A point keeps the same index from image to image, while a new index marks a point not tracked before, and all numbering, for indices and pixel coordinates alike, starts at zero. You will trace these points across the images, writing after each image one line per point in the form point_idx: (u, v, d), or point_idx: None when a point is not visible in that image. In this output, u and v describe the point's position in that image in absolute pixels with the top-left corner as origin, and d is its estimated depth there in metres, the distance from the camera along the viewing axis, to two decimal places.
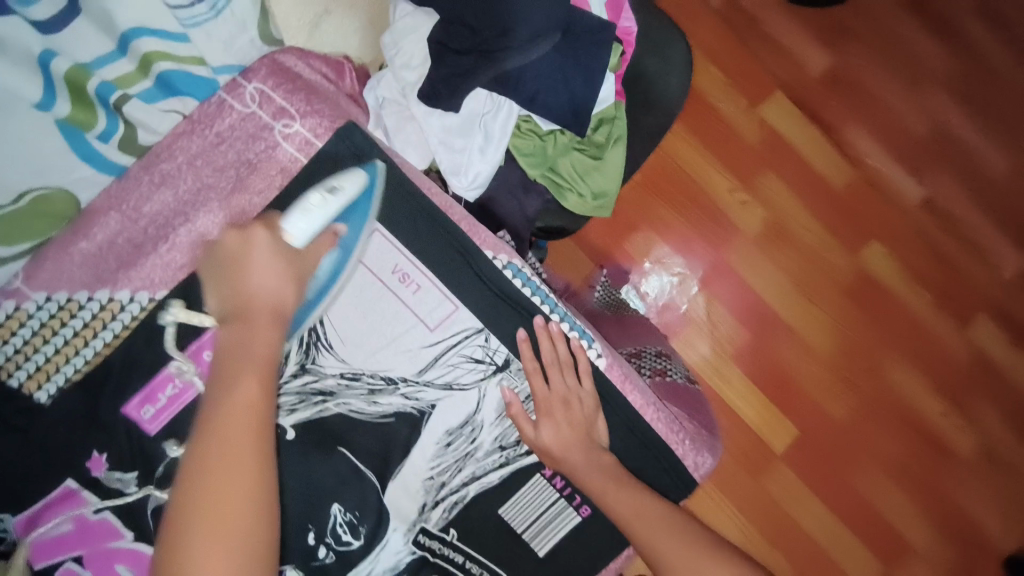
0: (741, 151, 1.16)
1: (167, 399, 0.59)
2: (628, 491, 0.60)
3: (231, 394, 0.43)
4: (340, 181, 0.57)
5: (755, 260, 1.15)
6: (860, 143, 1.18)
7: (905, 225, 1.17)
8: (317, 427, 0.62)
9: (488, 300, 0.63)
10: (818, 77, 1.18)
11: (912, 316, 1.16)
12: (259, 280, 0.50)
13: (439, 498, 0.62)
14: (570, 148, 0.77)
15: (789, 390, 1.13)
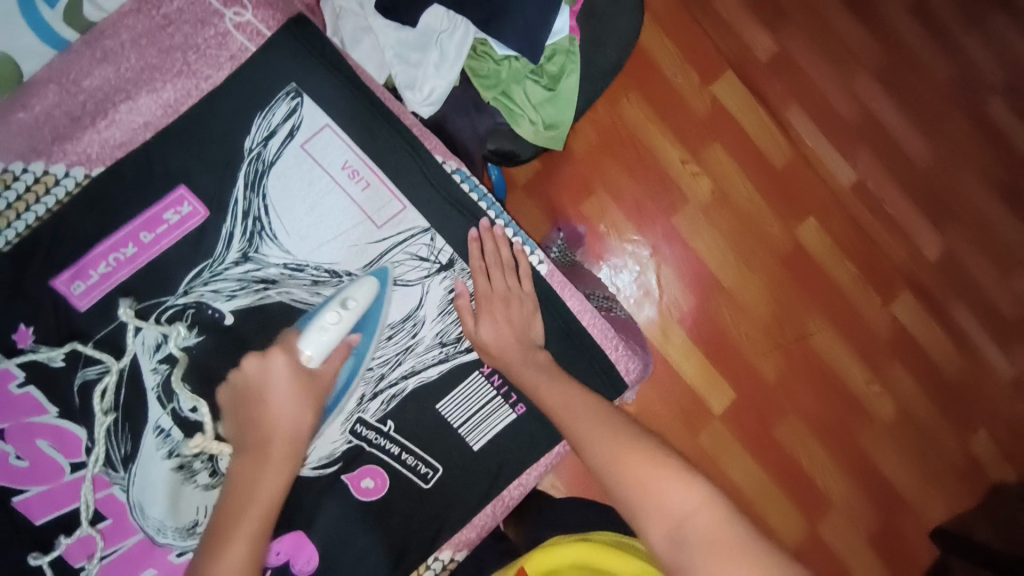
0: (690, 121, 1.21)
1: (100, 276, 0.59)
2: (559, 386, 0.60)
3: (224, 552, 0.48)
4: (353, 293, 0.59)
5: (700, 226, 1.21)
6: (797, 125, 1.26)
7: (835, 202, 1.26)
8: (258, 314, 0.62)
9: (435, 201, 0.65)
10: (761, 59, 1.26)
11: (840, 287, 1.24)
12: (278, 423, 0.54)
13: (377, 389, 0.64)
14: (524, 75, 0.79)
15: (726, 348, 1.19)
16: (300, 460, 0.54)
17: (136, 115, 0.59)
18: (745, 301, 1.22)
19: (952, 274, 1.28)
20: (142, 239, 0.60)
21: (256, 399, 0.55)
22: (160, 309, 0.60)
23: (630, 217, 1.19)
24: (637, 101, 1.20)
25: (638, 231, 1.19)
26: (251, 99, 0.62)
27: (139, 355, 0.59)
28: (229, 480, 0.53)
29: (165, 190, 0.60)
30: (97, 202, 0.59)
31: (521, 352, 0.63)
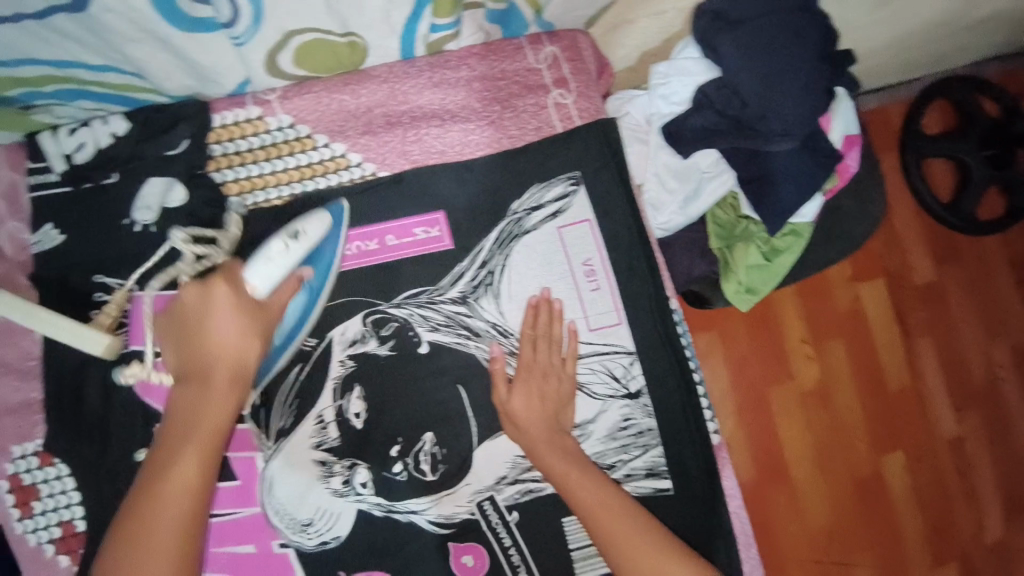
0: (828, 314, 1.21)
1: (338, 256, 0.62)
2: (625, 520, 0.55)
3: (175, 466, 0.48)
4: (303, 225, 0.55)
5: (793, 414, 1.18)
6: (925, 360, 1.24)
7: (931, 451, 1.23)
8: (450, 356, 0.62)
9: (649, 329, 0.65)
10: (918, 284, 1.25)
11: (900, 536, 1.20)
12: (221, 344, 0.50)
13: (519, 477, 0.63)
14: (757, 240, 0.79)
15: (769, 544, 1.15)
16: (247, 387, 0.52)
17: (438, 142, 0.64)
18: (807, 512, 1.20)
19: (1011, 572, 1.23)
20: (386, 242, 0.62)
21: (197, 325, 0.51)
22: (368, 310, 0.62)
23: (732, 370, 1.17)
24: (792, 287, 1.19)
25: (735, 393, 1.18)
26: (540, 167, 0.65)
27: (333, 343, 0.61)
28: (171, 406, 0.51)
29: (425, 209, 0.63)
30: (368, 199, 0.62)
31: (585, 468, 0.58)
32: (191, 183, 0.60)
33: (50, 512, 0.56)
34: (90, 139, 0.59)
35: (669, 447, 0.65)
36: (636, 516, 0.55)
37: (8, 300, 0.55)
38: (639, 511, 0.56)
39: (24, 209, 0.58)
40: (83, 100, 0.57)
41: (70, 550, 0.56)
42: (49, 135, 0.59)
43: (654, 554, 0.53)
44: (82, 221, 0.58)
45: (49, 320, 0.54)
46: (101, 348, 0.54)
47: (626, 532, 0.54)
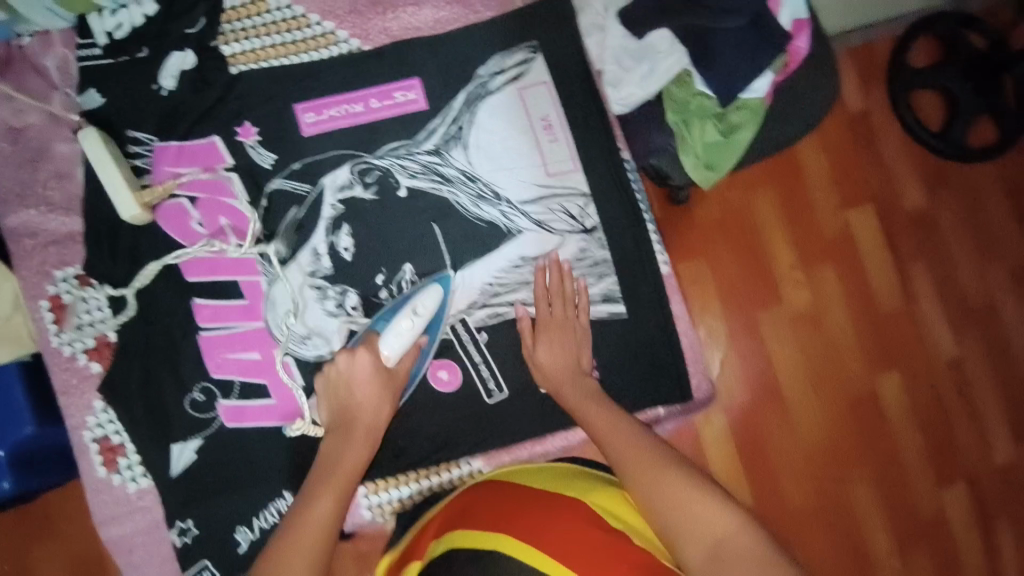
0: (816, 228, 1.15)
1: (330, 116, 0.71)
2: (598, 406, 0.65)
3: (315, 502, 0.57)
4: (422, 302, 0.66)
5: (785, 331, 1.15)
6: (920, 280, 1.16)
7: (928, 368, 1.15)
8: (425, 199, 0.72)
9: (603, 176, 0.74)
10: (908, 210, 1.16)
11: (899, 451, 1.14)
12: (362, 401, 0.62)
13: (488, 302, 0.72)
14: (709, 115, 0.85)
15: (761, 463, 1.13)
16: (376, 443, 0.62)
17: (413, 19, 0.73)
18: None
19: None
20: (369, 104, 0.72)
21: (344, 385, 0.63)
22: (354, 161, 0.71)
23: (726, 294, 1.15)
24: (774, 193, 1.15)
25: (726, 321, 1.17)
26: (504, 37, 0.74)
27: (326, 189, 0.70)
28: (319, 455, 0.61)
29: (402, 76, 0.72)
30: (352, 65, 0.72)
31: (600, 406, 0.65)
32: (203, 54, 0.70)
33: (86, 326, 0.68)
34: (126, 20, 0.70)
35: (623, 276, 0.73)
36: (640, 434, 0.61)
37: (95, 138, 0.66)
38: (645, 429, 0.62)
39: (73, 77, 0.70)
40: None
41: (100, 358, 0.68)
42: (95, 16, 0.70)
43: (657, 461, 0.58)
44: (118, 87, 0.70)
45: (110, 173, 0.66)
46: (131, 217, 0.66)
47: (633, 447, 0.60)
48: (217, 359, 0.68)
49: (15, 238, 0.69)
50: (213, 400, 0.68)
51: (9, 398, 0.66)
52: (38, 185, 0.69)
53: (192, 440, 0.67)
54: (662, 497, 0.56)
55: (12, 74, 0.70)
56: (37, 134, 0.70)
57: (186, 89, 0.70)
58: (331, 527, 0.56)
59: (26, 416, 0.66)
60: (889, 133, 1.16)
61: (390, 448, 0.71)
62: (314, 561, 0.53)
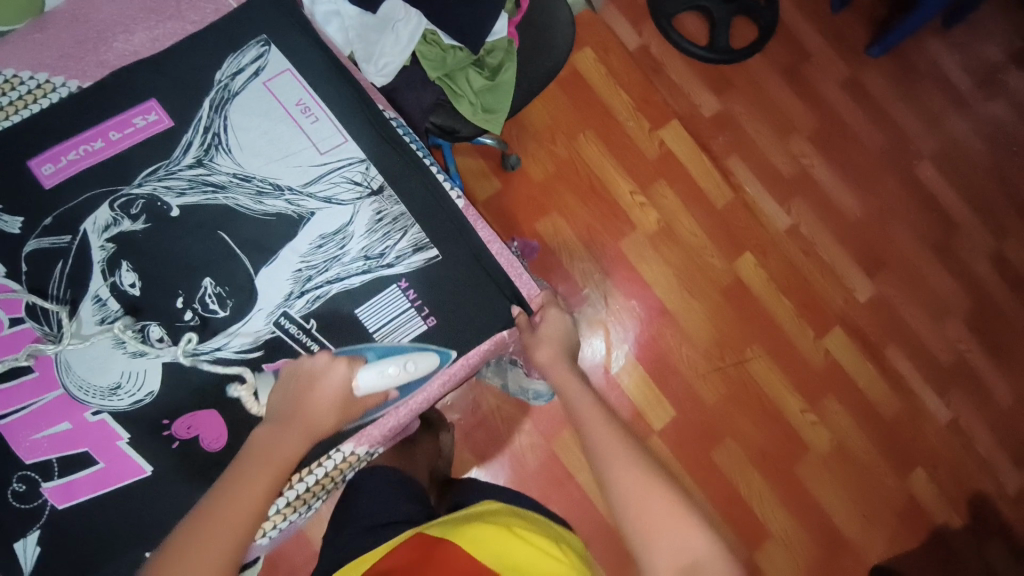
0: (640, 160, 1.52)
1: (68, 161, 0.68)
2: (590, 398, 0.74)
3: (243, 492, 0.59)
4: (415, 360, 0.70)
5: (647, 252, 1.48)
6: (740, 173, 1.57)
7: (775, 244, 1.55)
8: (203, 211, 0.70)
9: (371, 136, 0.76)
10: (707, 116, 1.58)
11: (780, 322, 1.51)
12: (320, 411, 0.64)
13: (304, 289, 0.71)
14: (466, 65, 0.94)
15: (664, 367, 1.45)
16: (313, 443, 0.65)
17: (129, 46, 0.73)
18: (644, 326, 1.46)
19: (818, 317, 1.52)
20: (108, 137, 0.69)
21: (312, 383, 0.65)
22: (113, 197, 0.68)
23: (584, 242, 1.46)
24: (594, 140, 1.50)
25: (592, 265, 1.45)
26: (229, 38, 0.75)
27: (89, 233, 0.67)
28: (255, 438, 0.63)
29: (137, 101, 0.71)
30: (78, 107, 0.70)
31: (580, 387, 0.76)
32: None
33: None
34: None
35: (424, 223, 0.75)
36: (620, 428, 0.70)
37: None
38: (627, 431, 0.70)
39: None
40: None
41: None
42: None
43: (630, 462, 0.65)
44: None
45: None
46: None
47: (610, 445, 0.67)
48: (25, 444, 0.63)
49: None
50: (37, 487, 0.62)
51: None
52: None
53: (33, 532, 0.62)
54: (628, 489, 0.63)
55: None
56: None
57: None
58: (255, 514, 0.59)
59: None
60: (667, 59, 1.58)
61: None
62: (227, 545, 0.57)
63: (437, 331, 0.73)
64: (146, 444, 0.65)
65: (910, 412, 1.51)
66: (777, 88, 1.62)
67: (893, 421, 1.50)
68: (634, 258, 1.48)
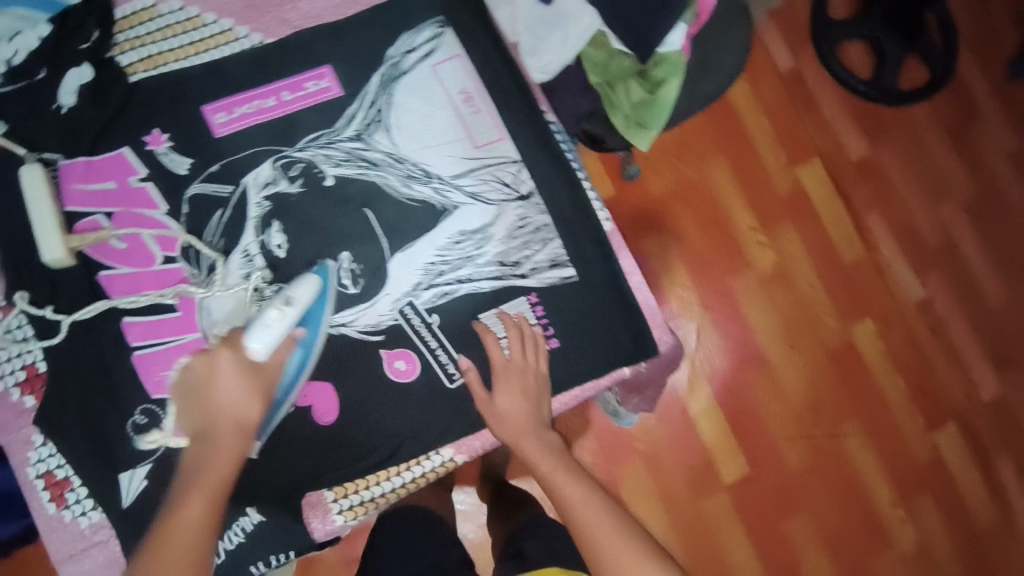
0: (768, 195, 1.40)
1: (240, 114, 0.69)
2: (582, 483, 0.65)
3: (180, 517, 0.52)
4: (295, 292, 0.61)
5: (755, 294, 1.37)
6: (877, 229, 1.41)
7: (899, 315, 1.39)
8: (354, 185, 0.71)
9: (529, 138, 0.74)
10: (853, 160, 1.43)
11: (886, 400, 1.36)
12: (225, 407, 0.56)
13: (433, 282, 0.70)
14: (630, 75, 0.88)
15: (750, 422, 1.32)
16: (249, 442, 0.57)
17: (312, 7, 0.72)
18: (734, 371, 1.34)
19: (930, 404, 1.36)
20: (279, 97, 0.70)
21: (202, 387, 0.58)
22: (276, 156, 0.70)
23: (688, 269, 1.36)
24: (723, 165, 1.39)
25: (692, 295, 1.36)
26: (407, 13, 0.73)
27: (248, 188, 0.69)
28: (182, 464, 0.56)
29: (312, 65, 0.71)
30: (255, 60, 0.70)
31: (558, 460, 0.67)
32: (99, 67, 0.67)
33: (14, 358, 0.65)
34: (22, 45, 0.67)
35: (566, 238, 0.72)
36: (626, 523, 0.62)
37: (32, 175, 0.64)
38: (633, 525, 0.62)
39: None
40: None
41: (34, 390, 0.64)
42: None
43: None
44: (16, 116, 0.66)
45: (41, 210, 0.63)
46: (54, 256, 0.63)
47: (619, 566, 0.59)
48: (152, 379, 0.64)
49: None
50: (156, 422, 0.64)
51: None
52: None
53: (140, 467, 0.62)
54: None
55: None
56: None
57: (80, 105, 0.66)
58: (206, 534, 0.53)
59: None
60: (822, 91, 1.44)
61: (359, 448, 0.67)
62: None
63: (557, 353, 0.70)
64: None
65: (1012, 532, 1.33)
66: (939, 145, 1.44)
67: (991, 538, 1.33)
68: (740, 298, 1.36)
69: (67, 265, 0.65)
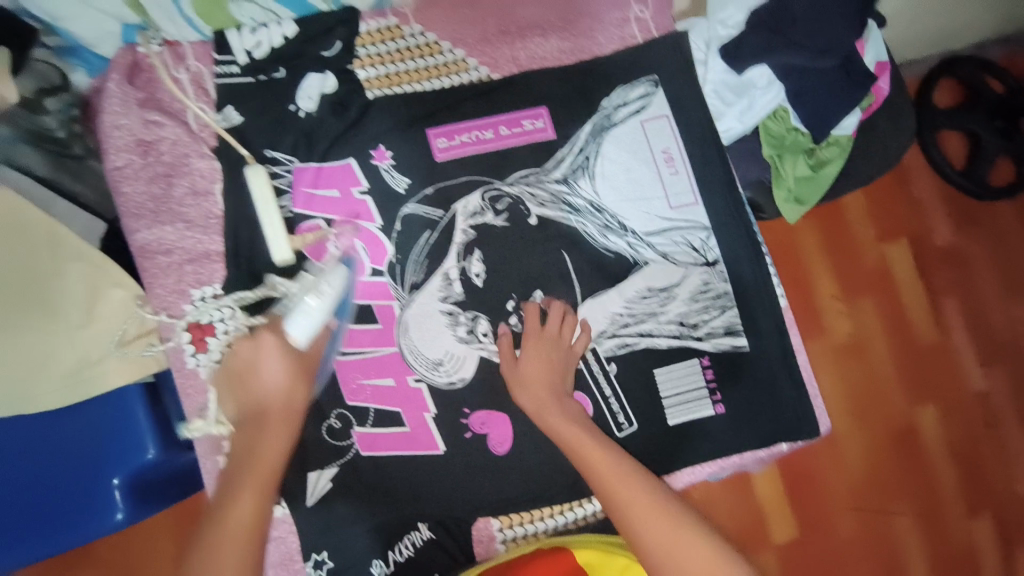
0: (855, 264, 1.29)
1: (461, 141, 0.72)
2: (592, 436, 0.62)
3: (236, 500, 0.53)
4: (329, 278, 0.58)
5: (825, 361, 1.26)
6: (951, 316, 1.32)
7: (962, 404, 1.30)
8: (555, 227, 0.73)
9: (720, 207, 0.76)
10: (939, 247, 1.32)
11: (936, 489, 1.26)
12: (272, 390, 0.57)
13: (616, 333, 0.72)
14: (800, 151, 0.91)
15: (805, 487, 1.22)
16: (298, 426, 0.58)
17: (540, 49, 0.75)
18: None
19: (976, 491, 1.28)
20: (498, 131, 0.73)
21: (245, 373, 0.58)
22: (486, 188, 0.72)
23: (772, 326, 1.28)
24: (815, 229, 1.28)
25: None
26: (627, 70, 0.76)
27: (458, 214, 0.71)
28: (232, 448, 0.57)
29: (531, 104, 0.74)
30: (481, 93, 0.73)
31: (572, 420, 0.63)
32: (341, 77, 0.70)
33: (221, 348, 0.65)
34: (266, 39, 0.68)
35: (744, 309, 0.74)
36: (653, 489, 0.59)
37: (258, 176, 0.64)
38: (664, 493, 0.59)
39: (209, 93, 0.67)
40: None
41: None
42: (233, 32, 0.67)
43: (675, 552, 0.55)
44: (252, 107, 0.68)
45: (271, 212, 0.64)
46: (279, 253, 0.64)
47: (645, 528, 0.56)
48: (353, 384, 0.68)
49: (147, 254, 0.65)
50: (349, 428, 0.67)
51: (131, 417, 0.66)
52: (172, 201, 0.66)
53: (330, 467, 0.67)
54: None
55: (148, 85, 0.66)
56: (136, 133, 0.65)
57: (320, 111, 0.69)
58: (256, 512, 0.53)
59: (148, 442, 0.66)
60: (917, 171, 1.33)
61: (532, 485, 0.70)
62: (245, 552, 0.51)
63: (721, 420, 0.72)
64: (446, 425, 0.69)
65: None
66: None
67: None
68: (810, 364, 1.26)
69: (289, 266, 0.66)
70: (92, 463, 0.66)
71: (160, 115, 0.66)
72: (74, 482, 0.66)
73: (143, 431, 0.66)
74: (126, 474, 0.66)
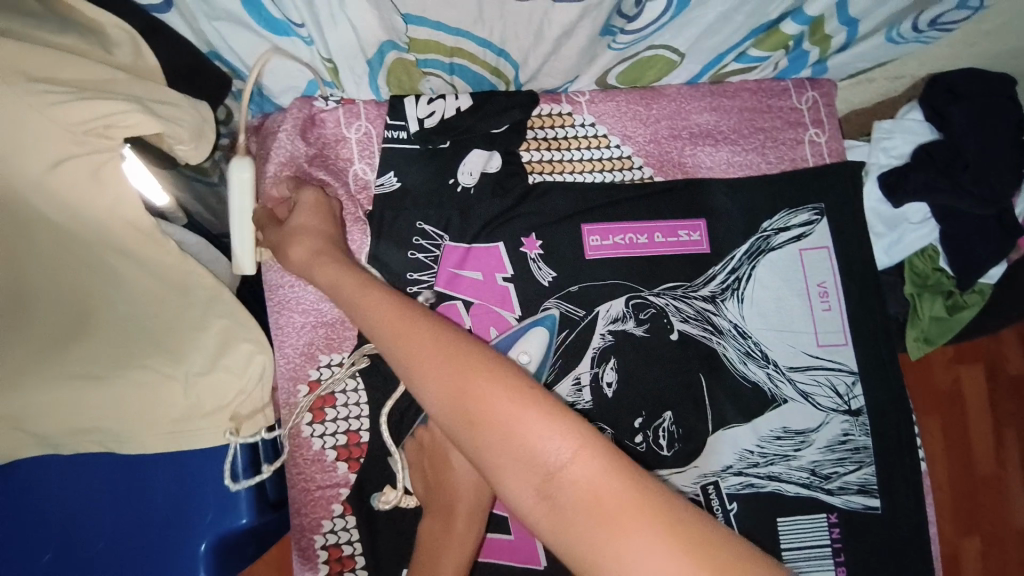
0: (923, 380, 1.14)
1: (615, 242, 0.68)
2: (386, 294, 0.46)
3: None
4: None
5: None
6: (1014, 452, 1.16)
7: (1012, 549, 1.14)
8: (696, 347, 0.69)
9: (870, 353, 0.71)
10: (1010, 375, 1.17)
11: None
12: (463, 485, 0.56)
13: (744, 470, 0.68)
14: (941, 292, 0.84)
15: None
16: (482, 525, 0.56)
17: (708, 159, 0.72)
18: None
19: None
20: (651, 236, 0.69)
21: (438, 458, 0.58)
22: (632, 294, 0.68)
23: None
24: None
25: None
26: (793, 194, 0.72)
27: (600, 318, 0.67)
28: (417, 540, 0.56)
29: (691, 214, 0.70)
30: (644, 194, 0.69)
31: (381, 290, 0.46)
32: (507, 159, 0.67)
33: (338, 421, 0.62)
34: (440, 109, 0.65)
35: (881, 469, 0.70)
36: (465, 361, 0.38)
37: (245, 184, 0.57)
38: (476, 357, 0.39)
39: (375, 156, 0.65)
40: (446, 33, 0.56)
41: (348, 459, 0.62)
42: (410, 99, 0.65)
43: (559, 477, 0.33)
44: (415, 175, 0.65)
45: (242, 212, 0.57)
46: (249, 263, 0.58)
47: (504, 443, 0.34)
48: None
49: (283, 311, 0.63)
50: None
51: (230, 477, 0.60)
52: None
53: None
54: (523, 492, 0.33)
55: (317, 140, 0.64)
56: None
57: (481, 190, 0.66)
58: None
59: (244, 506, 0.60)
60: None
61: None
62: None
63: None
64: None
65: None
66: None
67: None
68: None
69: None
70: (176, 519, 0.59)
71: (325, 174, 0.64)
72: (160, 535, 0.59)
73: (242, 490, 0.60)
74: (214, 538, 0.59)
